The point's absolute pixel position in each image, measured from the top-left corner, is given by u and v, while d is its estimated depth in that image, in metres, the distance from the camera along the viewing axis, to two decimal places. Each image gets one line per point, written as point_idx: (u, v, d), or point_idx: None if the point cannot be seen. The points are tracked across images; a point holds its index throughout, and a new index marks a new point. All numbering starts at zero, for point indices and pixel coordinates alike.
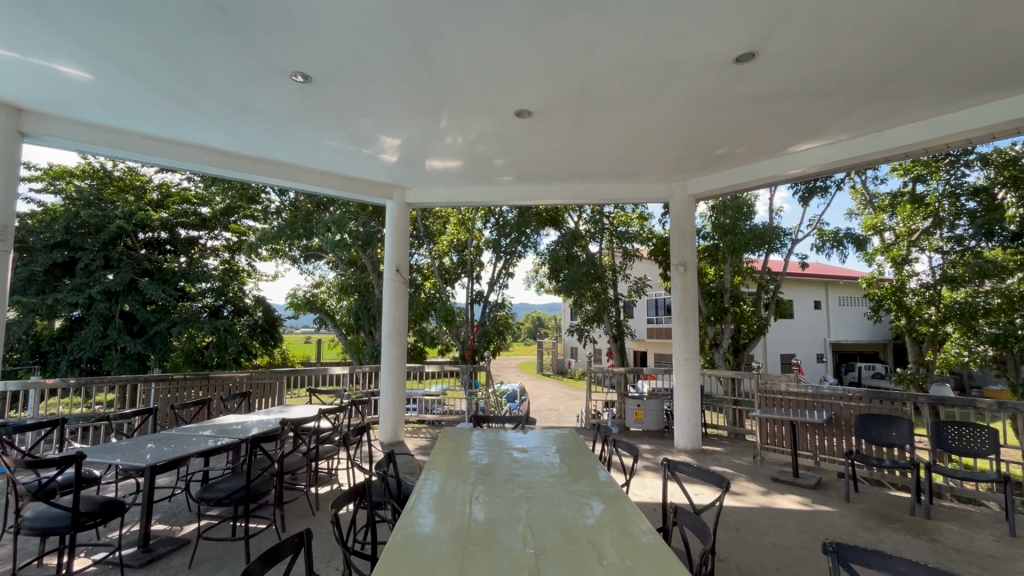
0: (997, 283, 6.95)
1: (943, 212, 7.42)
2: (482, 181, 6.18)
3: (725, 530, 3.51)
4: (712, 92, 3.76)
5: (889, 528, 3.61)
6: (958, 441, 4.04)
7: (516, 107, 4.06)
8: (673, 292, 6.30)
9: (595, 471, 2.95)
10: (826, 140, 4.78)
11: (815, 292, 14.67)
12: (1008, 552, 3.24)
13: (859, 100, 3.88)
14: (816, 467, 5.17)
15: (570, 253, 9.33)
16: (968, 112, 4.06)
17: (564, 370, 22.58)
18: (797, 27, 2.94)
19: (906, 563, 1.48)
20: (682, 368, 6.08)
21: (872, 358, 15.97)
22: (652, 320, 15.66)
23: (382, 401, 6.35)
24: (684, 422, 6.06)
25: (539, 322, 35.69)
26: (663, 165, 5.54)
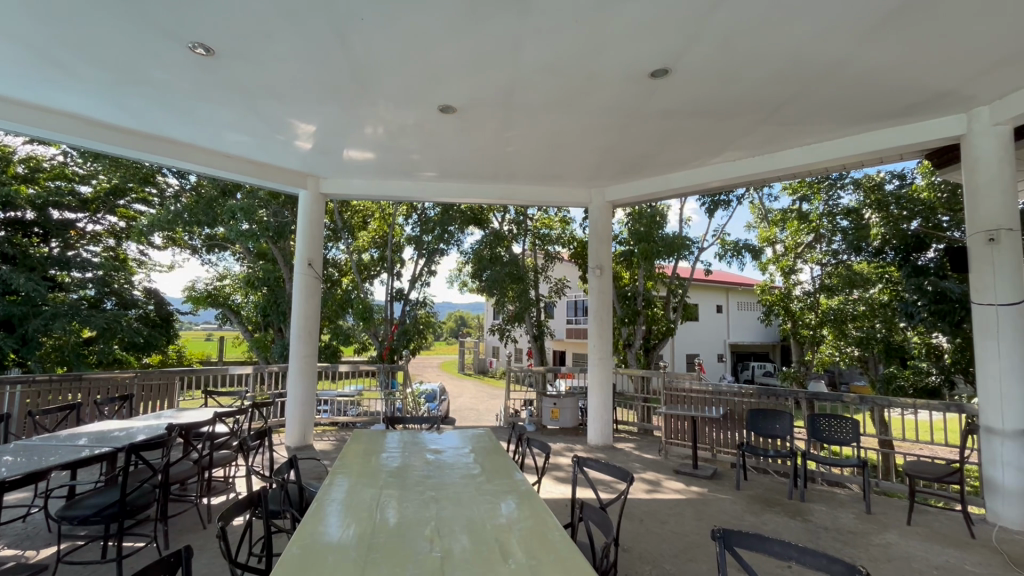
0: (862, 291, 7.95)
1: (823, 228, 8.40)
2: (404, 175, 6.02)
3: (630, 522, 3.69)
4: (629, 103, 3.95)
5: (771, 512, 3.99)
6: (829, 432, 4.54)
7: (440, 102, 3.99)
8: (590, 293, 6.51)
9: (510, 470, 2.97)
10: (728, 157, 5.18)
11: (717, 297, 15.93)
12: (863, 527, 3.71)
13: (756, 122, 4.25)
14: (712, 459, 5.60)
15: (493, 254, 9.43)
16: (843, 140, 4.60)
17: (486, 369, 22.70)
18: (705, 49, 3.16)
19: (780, 544, 1.63)
20: (597, 368, 6.30)
21: (763, 357, 17.62)
22: (571, 321, 16.17)
23: (288, 402, 5.95)
24: (597, 418, 6.29)
25: (461, 322, 35.55)
26: (584, 171, 5.72)
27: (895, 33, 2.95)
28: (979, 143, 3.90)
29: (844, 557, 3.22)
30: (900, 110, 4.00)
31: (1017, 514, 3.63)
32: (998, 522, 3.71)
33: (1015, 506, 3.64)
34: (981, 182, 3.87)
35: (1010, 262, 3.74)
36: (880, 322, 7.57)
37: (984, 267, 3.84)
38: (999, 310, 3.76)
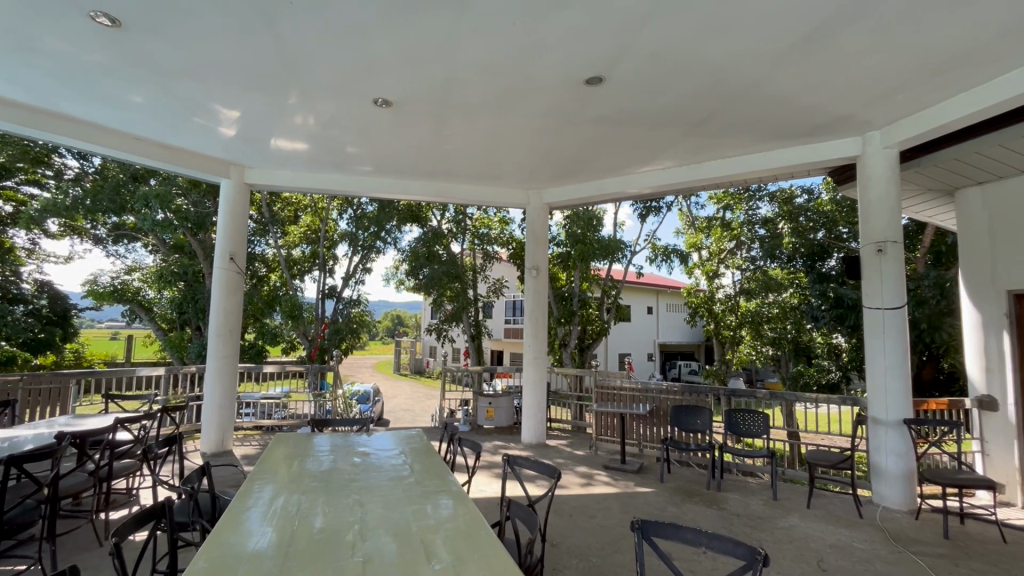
0: (776, 296, 8.49)
1: (743, 236, 8.96)
2: (336, 169, 5.78)
3: (559, 517, 3.77)
4: (565, 108, 4.04)
5: (690, 502, 4.23)
6: (744, 425, 4.88)
7: (375, 95, 3.87)
8: (526, 293, 6.58)
9: (441, 470, 2.95)
10: (658, 165, 5.42)
11: (647, 299, 16.67)
12: (770, 512, 4.02)
13: (682, 134, 4.49)
14: (639, 454, 5.85)
15: (431, 252, 9.31)
16: (759, 155, 4.96)
17: (422, 369, 22.38)
18: (636, 61, 3.30)
19: (693, 531, 1.72)
20: (531, 367, 6.39)
21: (689, 356, 18.58)
22: (509, 321, 16.30)
23: (204, 405, 5.54)
24: (531, 416, 6.38)
25: (398, 322, 34.77)
26: (522, 172, 5.78)
27: (803, 59, 3.23)
28: (872, 163, 4.34)
29: (753, 541, 3.47)
30: (807, 131, 4.38)
31: (897, 495, 4.08)
32: (883, 503, 4.15)
33: (895, 487, 4.09)
34: (873, 199, 4.31)
35: (895, 271, 4.20)
36: (790, 324, 8.29)
37: (874, 275, 4.28)
38: (886, 314, 4.20)
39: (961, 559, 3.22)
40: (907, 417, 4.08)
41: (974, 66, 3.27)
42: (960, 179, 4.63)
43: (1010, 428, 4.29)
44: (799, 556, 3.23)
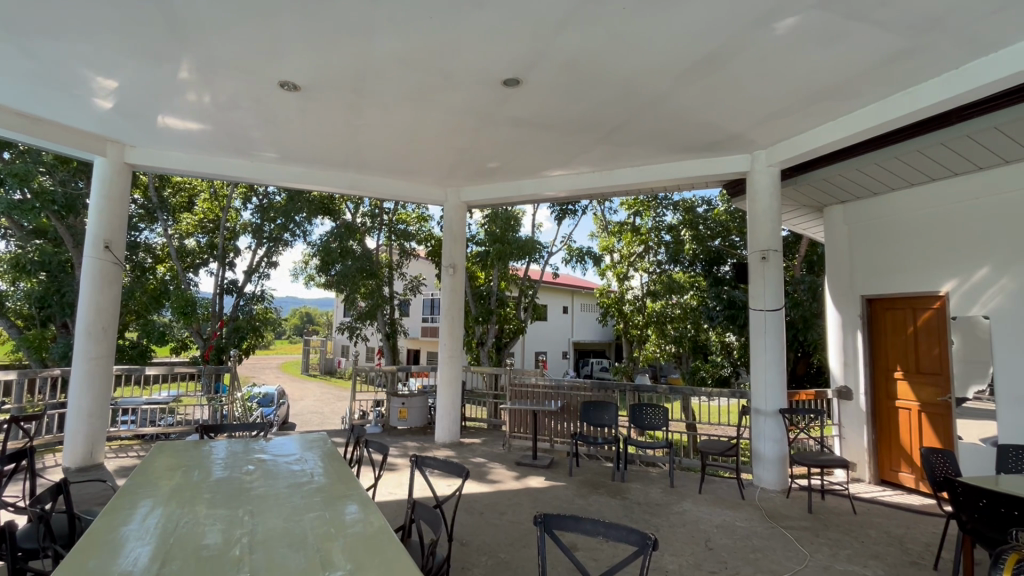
0: (678, 296, 9.02)
1: (651, 241, 9.58)
2: (236, 153, 5.33)
3: (469, 516, 3.77)
4: (483, 108, 4.05)
5: (596, 494, 4.43)
6: (646, 418, 5.19)
7: (280, 77, 3.63)
8: (441, 291, 6.49)
9: (347, 474, 2.82)
10: (572, 170, 5.61)
11: (563, 299, 17.21)
12: (667, 499, 4.32)
13: (595, 141, 4.68)
14: (550, 449, 6.02)
15: (344, 247, 8.91)
16: (663, 166, 5.30)
17: (333, 369, 21.42)
18: (551, 67, 3.39)
19: (591, 522, 1.80)
20: (447, 365, 6.33)
21: (600, 354, 19.40)
22: (426, 320, 16.06)
23: (68, 413, 4.86)
24: (445, 415, 6.31)
25: (307, 319, 32.92)
26: (440, 169, 5.70)
27: (701, 78, 3.50)
28: (759, 178, 4.81)
29: (651, 526, 3.71)
30: (704, 146, 4.76)
31: (772, 477, 4.57)
32: (761, 485, 4.63)
33: (771, 470, 4.58)
34: (759, 211, 4.78)
35: (775, 277, 4.70)
36: (691, 324, 8.80)
37: (759, 280, 4.75)
38: (767, 315, 4.67)
39: (821, 530, 3.67)
40: (782, 407, 4.57)
41: (839, 98, 3.75)
42: (828, 196, 5.26)
43: (861, 414, 4.96)
44: (690, 537, 3.50)
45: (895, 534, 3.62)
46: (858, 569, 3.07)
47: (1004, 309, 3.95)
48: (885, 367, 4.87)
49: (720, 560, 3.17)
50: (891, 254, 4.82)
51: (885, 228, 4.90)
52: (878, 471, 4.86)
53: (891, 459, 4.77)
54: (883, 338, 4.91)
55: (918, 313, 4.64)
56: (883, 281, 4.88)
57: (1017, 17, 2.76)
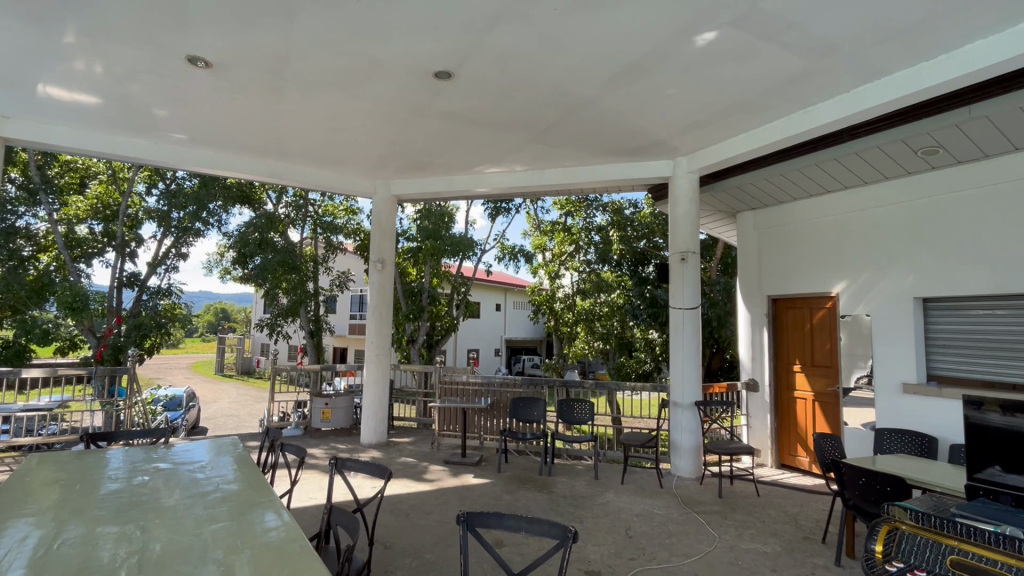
0: (605, 295, 9.28)
1: (581, 240, 9.83)
2: (135, 132, 4.82)
3: (394, 517, 3.67)
4: (413, 99, 3.94)
5: (524, 489, 4.47)
6: (572, 413, 5.32)
7: (187, 51, 3.32)
8: (369, 287, 6.26)
9: (259, 480, 2.64)
10: (505, 168, 5.62)
11: (496, 297, 17.29)
12: (591, 491, 4.45)
13: (527, 140, 4.71)
14: (480, 446, 6.03)
15: (264, 238, 8.43)
16: (592, 167, 5.45)
17: (252, 369, 20.13)
18: (483, 62, 3.36)
19: (513, 518, 1.82)
20: (374, 364, 6.13)
21: (532, 351, 19.64)
22: (354, 317, 15.49)
23: None
24: (371, 416, 6.10)
25: (223, 316, 30.66)
26: (369, 160, 5.49)
27: (628, 83, 3.62)
28: (680, 183, 5.08)
29: (576, 518, 3.79)
30: (630, 151, 4.94)
31: (688, 466, 4.86)
32: (677, 474, 4.90)
33: (687, 459, 4.87)
34: (679, 215, 5.04)
35: (692, 277, 4.98)
36: (616, 322, 9.07)
37: (678, 280, 5.01)
38: (685, 313, 4.95)
39: (729, 513, 3.95)
40: (697, 399, 4.87)
41: (749, 112, 4.04)
42: (740, 203, 5.66)
43: (765, 404, 5.40)
44: (612, 527, 3.63)
45: (791, 512, 3.97)
46: (759, 546, 3.33)
47: (883, 309, 4.46)
48: (786, 361, 5.33)
49: (639, 546, 3.32)
50: (793, 258, 5.28)
51: (788, 234, 5.35)
52: (779, 456, 5.31)
53: (789, 445, 5.23)
54: (785, 335, 5.37)
55: (813, 312, 5.12)
56: (786, 282, 5.33)
57: (896, 49, 3.10)
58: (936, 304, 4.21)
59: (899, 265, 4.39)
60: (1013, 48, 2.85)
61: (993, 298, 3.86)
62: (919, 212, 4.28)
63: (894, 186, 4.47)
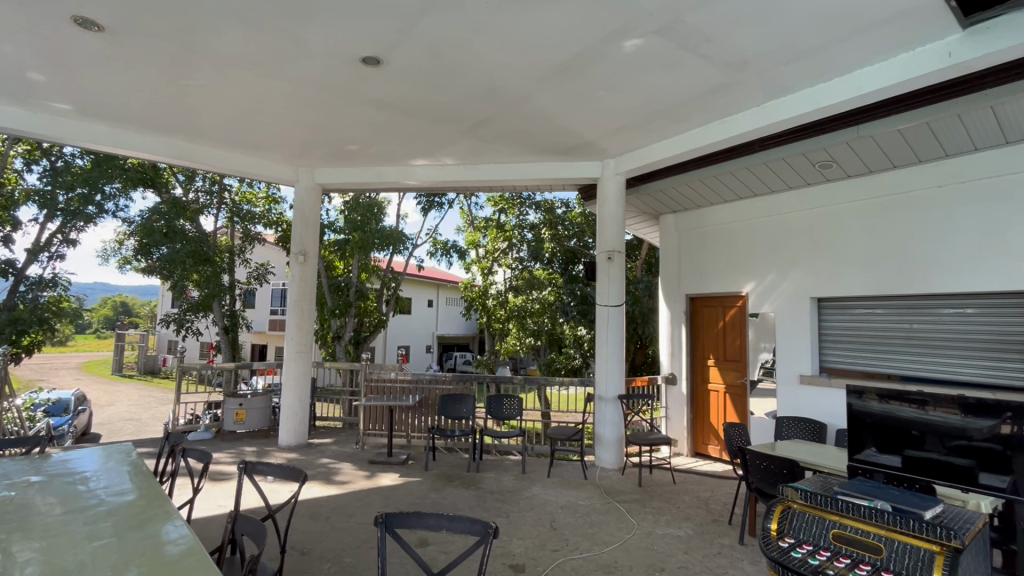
0: (537, 293, 9.50)
1: (514, 237, 9.88)
2: (8, 99, 4.23)
3: (313, 522, 3.50)
4: (339, 84, 3.76)
5: (451, 486, 4.43)
6: (501, 409, 5.34)
7: (75, 11, 2.95)
8: (289, 281, 5.91)
9: (155, 490, 2.40)
10: (436, 162, 5.52)
11: (428, 293, 17.03)
12: (517, 486, 4.49)
13: (459, 134, 4.65)
14: (407, 444, 5.91)
15: (170, 226, 7.72)
16: (524, 165, 5.49)
17: (157, 369, 18.45)
18: (414, 51, 3.27)
19: (434, 517, 1.78)
20: (294, 362, 5.81)
21: (464, 348, 19.51)
22: (275, 313, 14.61)
23: None
24: (290, 416, 5.79)
25: (124, 311, 27.82)
26: (292, 146, 5.18)
27: (559, 83, 3.68)
28: (608, 185, 5.24)
29: (502, 513, 3.81)
30: (561, 150, 5.04)
31: (611, 457, 5.05)
32: (601, 465, 5.08)
33: (610, 451, 5.06)
34: (607, 215, 5.20)
35: (618, 276, 5.17)
36: (547, 319, 9.37)
37: (604, 278, 5.19)
38: (610, 310, 5.13)
39: (647, 500, 4.15)
40: (620, 393, 5.07)
41: (672, 119, 4.25)
42: (663, 206, 5.95)
43: (682, 397, 5.73)
44: (537, 520, 3.69)
45: (702, 497, 4.24)
46: (674, 531, 3.53)
47: (785, 307, 4.88)
48: (701, 356, 5.68)
49: (562, 537, 3.40)
50: (709, 260, 5.63)
51: (705, 237, 5.70)
52: (693, 445, 5.65)
53: (703, 435, 5.58)
54: (701, 332, 5.72)
55: (725, 310, 5.49)
56: (702, 283, 5.68)
57: (799, 69, 3.38)
58: (828, 303, 4.68)
59: (799, 268, 4.81)
60: (895, 75, 3.20)
61: (873, 298, 4.36)
62: (816, 220, 4.72)
63: (796, 196, 4.89)
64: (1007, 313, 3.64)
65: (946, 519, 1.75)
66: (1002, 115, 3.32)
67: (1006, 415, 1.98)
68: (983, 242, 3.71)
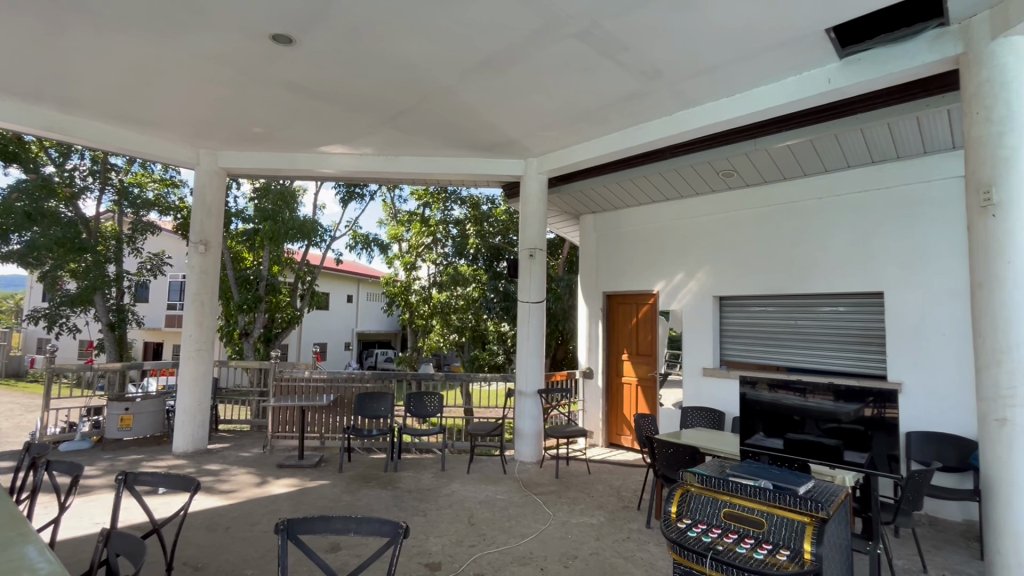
0: (461, 288, 9.46)
1: (439, 233, 9.75)
2: None
3: (210, 534, 3.24)
4: (247, 60, 3.48)
5: (366, 488, 4.29)
6: (420, 406, 5.25)
7: None
8: (187, 272, 5.38)
9: (8, 510, 2.08)
10: (354, 150, 5.28)
11: (348, 287, 16.37)
12: (436, 483, 4.45)
13: (380, 123, 4.49)
14: (320, 446, 5.64)
15: (38, 208, 6.95)
16: (448, 160, 5.42)
17: (23, 372, 16.11)
18: (330, 32, 3.11)
19: (341, 520, 1.71)
20: (192, 361, 5.32)
21: (386, 345, 18.97)
22: (172, 307, 13.32)
23: None
24: (186, 421, 5.30)
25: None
26: (191, 125, 4.73)
27: (483, 78, 3.67)
28: (530, 183, 5.31)
29: (419, 512, 3.76)
30: (485, 146, 5.03)
31: (530, 451, 5.14)
32: (520, 459, 5.16)
33: (529, 445, 5.14)
34: (530, 213, 5.27)
35: (539, 273, 5.28)
36: (471, 315, 9.39)
37: (526, 275, 5.27)
38: (530, 306, 5.23)
39: (563, 491, 4.28)
40: (539, 387, 5.18)
41: (591, 122, 4.39)
42: (583, 206, 6.13)
43: (598, 390, 5.96)
44: (455, 516, 3.67)
45: (615, 485, 4.46)
46: (587, 519, 3.67)
47: (690, 305, 5.24)
48: (616, 351, 5.94)
49: (480, 532, 3.41)
50: (625, 259, 5.89)
51: (622, 237, 5.96)
52: (608, 436, 5.92)
53: (617, 426, 5.86)
54: (616, 328, 5.98)
55: (639, 307, 5.79)
56: (618, 281, 5.94)
57: (705, 83, 3.63)
58: (728, 301, 5.10)
59: (703, 268, 5.18)
60: (787, 95, 3.53)
61: (765, 297, 4.81)
62: (720, 224, 5.10)
63: (702, 201, 5.25)
64: (870, 311, 4.19)
65: (814, 493, 1.95)
66: (871, 137, 3.79)
67: (869, 400, 2.30)
68: (853, 249, 4.23)
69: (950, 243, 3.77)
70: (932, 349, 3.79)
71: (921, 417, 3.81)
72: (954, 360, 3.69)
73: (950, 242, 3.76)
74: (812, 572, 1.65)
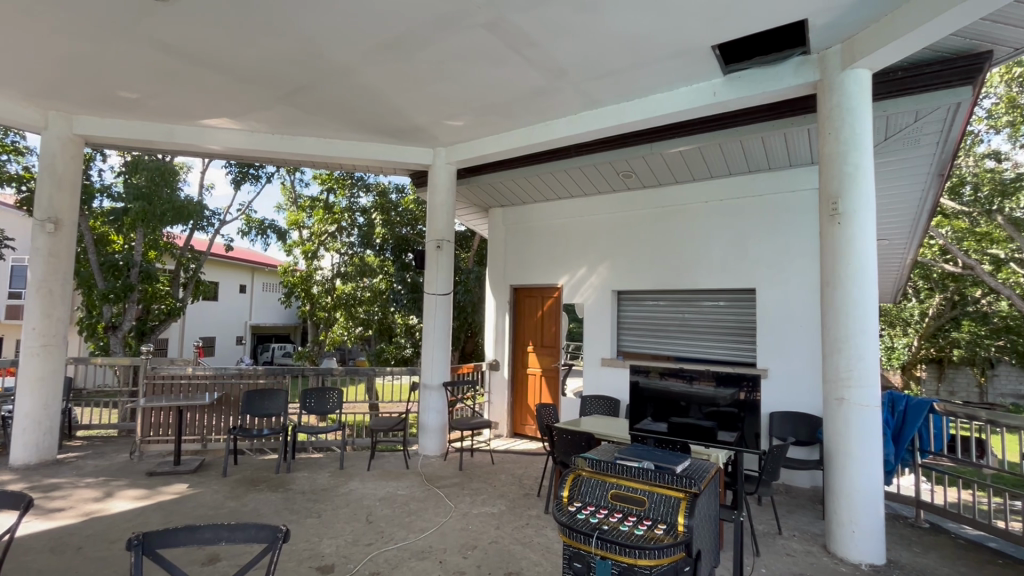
0: (368, 280, 9.09)
1: (344, 221, 9.36)
2: None
3: (56, 556, 2.81)
4: (107, 12, 3.03)
5: (254, 491, 3.97)
6: (318, 402, 4.96)
7: None
8: (30, 255, 4.57)
9: None
10: (244, 126, 4.83)
11: (241, 277, 15.06)
12: (333, 482, 4.24)
13: (273, 98, 4.14)
14: (201, 450, 5.13)
15: None
16: (352, 143, 5.15)
17: None
18: None
19: (210, 529, 1.57)
20: (36, 359, 4.57)
21: (285, 339, 17.71)
22: (17, 297, 11.36)
23: None
24: (29, 428, 4.54)
25: None
26: (36, 82, 4.03)
27: (387, 60, 3.52)
28: (439, 173, 5.22)
29: (312, 513, 3.56)
30: (391, 132, 4.85)
31: (434, 445, 5.08)
32: (423, 453, 5.07)
33: (433, 439, 5.08)
34: (438, 203, 5.19)
35: (446, 265, 5.21)
36: (377, 308, 8.97)
37: (433, 266, 5.18)
38: (437, 298, 5.17)
39: (466, 482, 4.29)
40: (445, 380, 5.14)
41: (499, 116, 4.41)
42: (491, 199, 6.16)
43: (503, 381, 6.05)
44: (352, 515, 3.53)
45: (517, 474, 4.55)
46: (487, 509, 3.70)
47: (592, 299, 5.48)
48: (522, 343, 6.06)
49: (378, 530, 3.31)
50: (531, 253, 6.02)
51: (529, 232, 6.08)
52: (512, 426, 6.04)
53: (522, 416, 5.99)
54: (522, 320, 6.10)
55: (544, 300, 5.94)
56: (524, 274, 6.05)
57: (606, 86, 3.79)
58: (625, 295, 5.40)
59: (604, 264, 5.45)
60: (679, 103, 3.80)
61: (658, 292, 5.17)
62: (619, 222, 5.39)
63: (604, 200, 5.51)
64: (744, 305, 4.67)
65: (690, 470, 2.14)
66: (747, 148, 4.20)
67: (745, 384, 2.50)
68: (732, 249, 4.67)
69: (807, 245, 4.31)
70: (791, 338, 4.31)
71: (782, 399, 4.31)
72: (808, 348, 4.24)
73: (807, 244, 4.30)
74: (683, 542, 1.80)
